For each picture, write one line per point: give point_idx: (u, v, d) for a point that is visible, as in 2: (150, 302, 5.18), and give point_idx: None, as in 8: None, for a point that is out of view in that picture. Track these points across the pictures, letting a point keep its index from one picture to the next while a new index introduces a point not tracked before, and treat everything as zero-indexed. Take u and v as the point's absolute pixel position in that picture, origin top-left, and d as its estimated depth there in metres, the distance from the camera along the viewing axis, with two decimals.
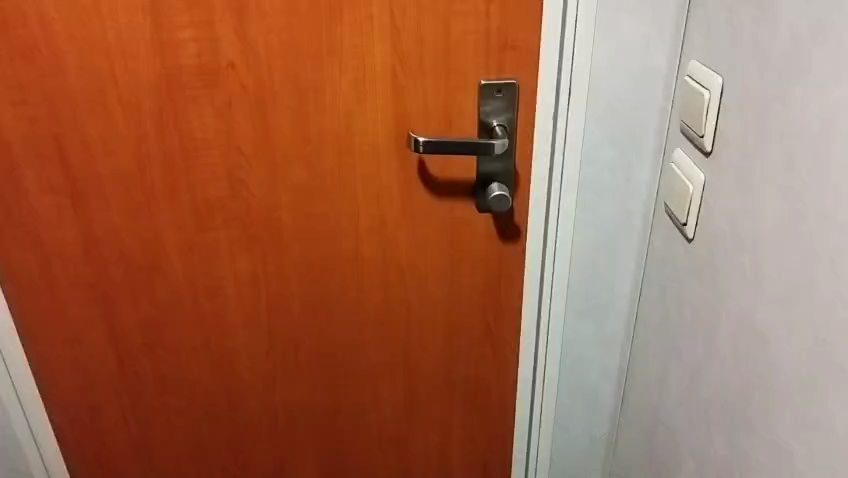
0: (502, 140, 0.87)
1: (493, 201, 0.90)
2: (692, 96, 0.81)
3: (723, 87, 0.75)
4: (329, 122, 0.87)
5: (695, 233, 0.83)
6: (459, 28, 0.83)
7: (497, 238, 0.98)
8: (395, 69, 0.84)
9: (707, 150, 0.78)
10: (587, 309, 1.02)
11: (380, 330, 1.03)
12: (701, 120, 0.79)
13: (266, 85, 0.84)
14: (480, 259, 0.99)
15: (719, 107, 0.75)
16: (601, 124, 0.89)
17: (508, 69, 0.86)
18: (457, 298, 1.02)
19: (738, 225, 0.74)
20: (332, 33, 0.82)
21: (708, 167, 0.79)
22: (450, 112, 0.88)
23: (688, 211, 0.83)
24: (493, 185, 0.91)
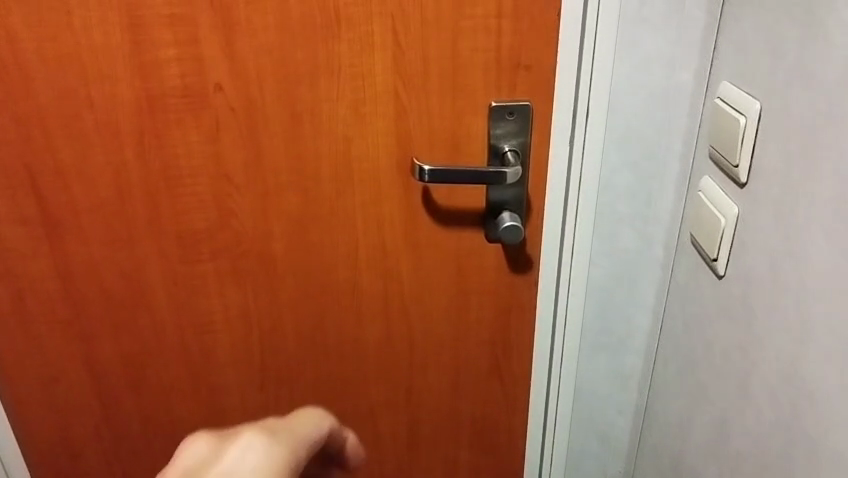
0: (514, 168, 0.79)
1: (503, 232, 0.83)
2: (725, 121, 0.73)
3: (761, 112, 0.68)
4: (325, 147, 0.80)
5: (726, 270, 0.76)
6: (468, 45, 0.75)
7: (507, 270, 0.90)
8: (398, 90, 0.77)
9: (742, 181, 0.72)
10: (603, 342, 0.96)
11: (379, 363, 0.95)
12: (735, 148, 0.72)
13: (256, 108, 0.77)
14: (489, 293, 0.91)
15: (756, 135, 0.69)
16: (621, 150, 0.82)
17: (521, 89, 0.79)
18: (463, 334, 0.94)
19: (780, 263, 0.66)
20: (329, 51, 0.75)
21: (743, 198, 0.72)
22: (458, 137, 0.80)
23: (719, 246, 0.76)
24: (504, 214, 0.84)
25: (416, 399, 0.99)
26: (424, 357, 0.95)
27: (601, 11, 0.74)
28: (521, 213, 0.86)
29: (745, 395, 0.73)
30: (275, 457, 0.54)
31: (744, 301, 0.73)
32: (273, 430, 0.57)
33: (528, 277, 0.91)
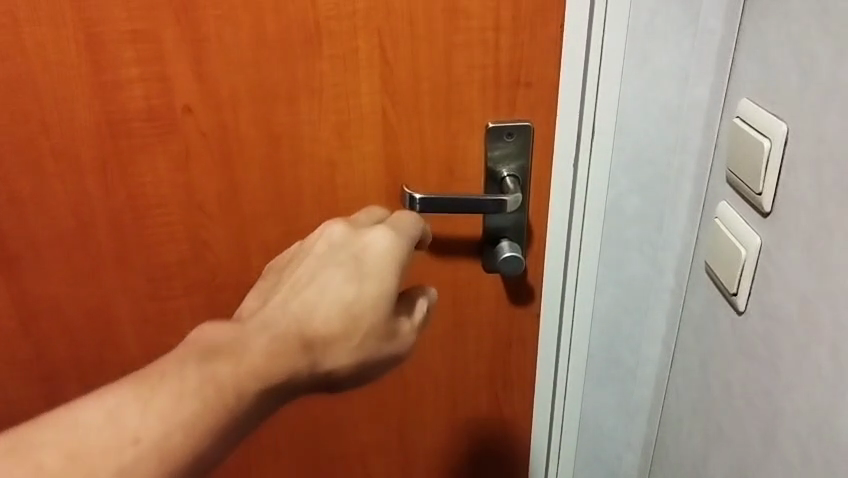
0: (514, 195, 0.73)
1: (501, 263, 0.77)
2: (747, 143, 0.66)
3: (787, 135, 0.61)
4: (307, 174, 0.73)
5: (747, 305, 0.69)
6: (463, 62, 0.68)
7: (507, 302, 0.83)
8: (386, 111, 0.70)
9: (765, 210, 0.65)
10: (610, 374, 0.90)
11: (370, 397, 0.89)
12: (758, 174, 0.65)
13: (230, 131, 0.70)
14: (487, 325, 0.84)
15: (782, 160, 0.62)
16: (629, 172, 0.77)
17: (522, 109, 0.71)
18: (460, 369, 0.87)
19: (809, 303, 0.59)
20: (308, 69, 0.68)
21: (766, 229, 0.66)
22: (453, 161, 0.74)
23: (739, 279, 0.70)
24: (503, 243, 0.77)
25: (410, 436, 0.93)
26: (418, 392, 0.89)
27: (606, 29, 0.69)
28: (521, 241, 0.78)
29: (770, 443, 0.67)
30: (401, 246, 0.65)
31: (767, 343, 0.66)
32: (394, 225, 0.68)
33: (529, 308, 0.84)
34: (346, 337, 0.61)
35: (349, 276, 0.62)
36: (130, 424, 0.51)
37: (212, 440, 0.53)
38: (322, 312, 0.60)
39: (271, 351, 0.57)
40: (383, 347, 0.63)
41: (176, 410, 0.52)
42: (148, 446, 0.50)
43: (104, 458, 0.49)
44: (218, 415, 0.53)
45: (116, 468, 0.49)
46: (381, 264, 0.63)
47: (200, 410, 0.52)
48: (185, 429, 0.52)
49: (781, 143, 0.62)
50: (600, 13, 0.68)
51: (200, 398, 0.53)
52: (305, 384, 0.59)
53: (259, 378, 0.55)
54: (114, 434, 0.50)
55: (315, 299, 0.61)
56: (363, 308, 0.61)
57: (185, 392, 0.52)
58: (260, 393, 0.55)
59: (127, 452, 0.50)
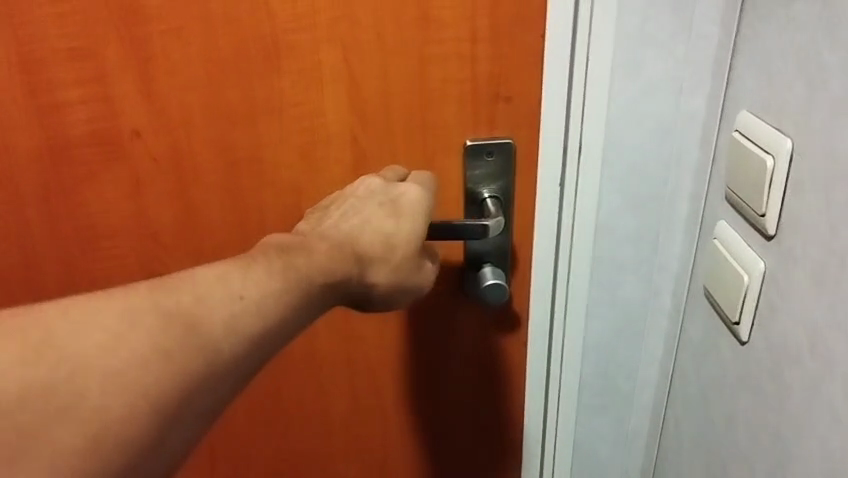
0: (495, 219, 0.67)
1: (484, 290, 0.70)
2: (748, 160, 0.61)
3: (792, 152, 0.56)
4: (271, 200, 0.67)
5: (750, 336, 0.64)
6: (436, 76, 0.62)
7: (491, 330, 0.77)
8: (354, 132, 0.64)
9: (769, 233, 0.60)
10: (605, 401, 0.84)
11: (346, 434, 0.83)
12: (760, 194, 0.59)
13: (184, 156, 0.64)
14: (472, 355, 0.79)
15: (787, 179, 0.57)
16: (621, 189, 0.72)
17: (502, 125, 0.65)
18: (443, 401, 0.82)
19: (818, 337, 0.54)
20: (267, 87, 0.62)
21: (771, 254, 0.60)
22: None
23: (741, 307, 0.64)
24: (485, 269, 0.71)
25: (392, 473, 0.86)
26: (399, 426, 0.83)
27: (592, 41, 0.64)
28: (504, 266, 0.72)
29: None
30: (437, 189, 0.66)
31: (774, 377, 0.60)
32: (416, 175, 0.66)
33: (516, 337, 0.78)
34: (389, 255, 0.59)
35: (391, 210, 0.61)
36: (231, 284, 0.48)
37: (284, 323, 0.50)
38: (375, 224, 0.60)
39: (331, 251, 0.55)
40: (413, 278, 0.61)
41: (269, 279, 0.49)
42: (250, 304, 0.48)
43: (213, 306, 0.46)
44: (298, 295, 0.51)
45: (226, 317, 0.47)
46: (417, 198, 0.62)
47: (285, 287, 0.50)
48: (275, 298, 0.49)
49: (785, 160, 0.56)
50: (585, 21, 0.63)
51: (284, 277, 0.51)
52: (345, 295, 0.57)
53: (324, 274, 0.53)
54: (217, 291, 0.47)
55: (365, 216, 0.60)
56: (405, 232, 0.60)
57: (271, 269, 0.50)
58: (323, 289, 0.53)
59: (235, 309, 0.47)
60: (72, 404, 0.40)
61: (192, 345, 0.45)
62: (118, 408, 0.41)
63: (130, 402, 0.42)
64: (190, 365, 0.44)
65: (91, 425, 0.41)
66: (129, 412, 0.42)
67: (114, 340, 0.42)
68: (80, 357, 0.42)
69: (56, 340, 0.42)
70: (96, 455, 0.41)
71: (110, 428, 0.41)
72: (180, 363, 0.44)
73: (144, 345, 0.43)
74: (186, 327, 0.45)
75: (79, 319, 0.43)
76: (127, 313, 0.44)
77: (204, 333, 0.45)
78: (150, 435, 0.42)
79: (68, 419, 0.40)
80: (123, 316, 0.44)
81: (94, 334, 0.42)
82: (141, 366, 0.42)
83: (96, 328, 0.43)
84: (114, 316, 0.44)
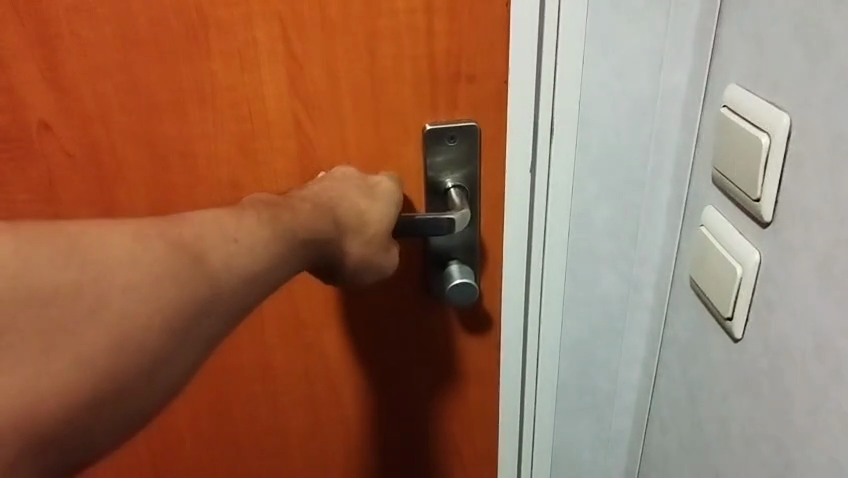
0: (461, 211, 0.59)
1: (450, 290, 0.63)
2: (739, 139, 0.55)
3: (791, 129, 0.50)
4: (206, 199, 0.59)
5: (744, 333, 0.58)
6: (389, 54, 0.55)
7: (460, 332, 0.70)
8: (299, 118, 0.57)
9: (766, 220, 0.54)
10: (585, 401, 0.78)
11: (305, 453, 0.76)
12: (755, 177, 0.53)
13: (103, 151, 0.56)
14: (441, 361, 0.71)
15: (785, 159, 0.51)
16: (598, 176, 0.66)
17: (464, 107, 0.58)
18: (410, 413, 0.74)
19: (824, 340, 0.49)
20: (193, 71, 0.54)
21: (767, 244, 0.54)
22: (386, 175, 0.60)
23: (734, 301, 0.58)
24: (452, 267, 0.63)
25: None
26: (364, 442, 0.75)
27: (562, 11, 0.58)
28: (472, 263, 0.65)
29: None
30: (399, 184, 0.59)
31: (773, 379, 0.55)
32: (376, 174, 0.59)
33: (487, 338, 0.70)
34: (364, 225, 0.54)
35: (361, 187, 0.55)
36: (228, 226, 0.44)
37: (268, 276, 0.45)
38: (354, 193, 0.54)
39: (312, 210, 0.50)
40: (385, 258, 0.55)
41: (259, 226, 0.45)
42: (247, 247, 0.43)
43: (213, 245, 0.42)
44: (283, 247, 0.46)
45: (226, 258, 0.42)
46: (390, 185, 0.57)
47: (274, 236, 0.46)
48: (268, 243, 0.45)
49: (781, 138, 0.50)
50: None
51: (271, 226, 0.46)
52: (316, 262, 0.51)
53: (304, 230, 0.48)
54: (215, 230, 0.43)
55: (344, 183, 0.55)
56: (380, 209, 0.55)
57: (261, 218, 0.46)
58: (301, 245, 0.48)
59: (231, 249, 0.43)
60: (99, 307, 0.37)
61: (201, 274, 0.41)
62: (142, 319, 0.38)
63: (151, 312, 0.38)
64: (196, 295, 0.40)
65: (117, 327, 0.38)
66: (149, 322, 0.38)
67: (134, 255, 0.39)
68: (103, 265, 0.38)
69: (81, 245, 0.38)
70: (119, 360, 0.38)
71: (134, 335, 0.38)
72: (191, 289, 0.40)
73: (162, 264, 0.39)
74: (193, 256, 0.41)
75: (98, 228, 0.39)
76: (139, 235, 0.40)
77: (211, 265, 0.41)
78: (166, 350, 0.39)
79: (94, 319, 0.37)
80: (139, 232, 0.40)
81: (115, 244, 0.39)
82: (156, 282, 0.39)
83: (115, 239, 0.39)
84: (131, 231, 0.40)
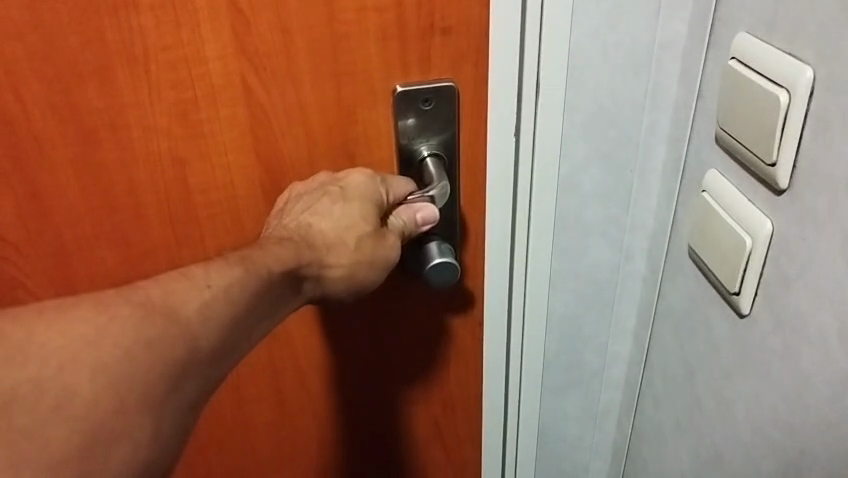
0: (442, 184, 0.53)
1: (430, 270, 0.56)
2: (752, 95, 0.49)
3: (815, 82, 0.44)
4: (145, 177, 0.51)
5: (752, 308, 0.53)
6: (351, 5, 0.46)
7: (442, 314, 0.64)
8: (248, 85, 0.48)
9: (781, 186, 0.48)
10: (573, 377, 0.73)
11: (273, 447, 0.69)
12: (770, 139, 0.47)
13: (19, 124, 0.48)
14: (417, 341, 0.65)
15: (807, 116, 0.45)
16: (588, 138, 0.60)
17: (440, 66, 0.50)
18: (388, 399, 0.68)
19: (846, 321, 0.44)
20: (119, 27, 0.45)
21: (782, 211, 0.49)
22: (354, 144, 0.52)
23: (743, 276, 0.53)
24: (432, 245, 0.56)
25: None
26: (334, 431, 0.69)
27: None
28: (452, 240, 0.58)
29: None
30: (388, 182, 0.52)
31: (787, 362, 0.50)
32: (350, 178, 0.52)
33: (470, 317, 0.65)
34: (345, 236, 0.50)
35: (334, 198, 0.50)
36: (194, 275, 0.41)
37: (250, 317, 0.43)
38: (325, 208, 0.50)
39: (276, 246, 0.47)
40: (380, 253, 0.50)
41: (228, 268, 0.43)
42: (220, 292, 0.41)
43: (181, 297, 0.39)
44: (260, 286, 0.44)
45: (199, 306, 0.39)
46: (402, 184, 0.52)
47: (248, 275, 0.43)
48: (242, 285, 0.42)
49: (802, 93, 0.45)
50: None
51: (243, 267, 0.43)
52: (306, 290, 0.49)
53: (280, 264, 0.46)
54: (181, 282, 0.40)
55: (315, 198, 0.50)
56: (358, 211, 0.50)
57: (230, 262, 0.43)
58: (283, 280, 0.46)
59: (200, 297, 0.40)
60: (64, 401, 0.32)
61: (177, 330, 0.37)
62: (114, 403, 0.33)
63: (128, 389, 0.34)
64: (173, 349, 0.37)
65: (85, 421, 0.33)
66: (124, 401, 0.34)
67: (96, 330, 0.35)
68: (64, 348, 0.34)
69: (37, 337, 0.34)
70: (95, 458, 0.32)
71: (108, 423, 0.33)
72: (164, 349, 0.36)
73: (129, 330, 0.35)
74: (165, 313, 0.38)
75: (58, 312, 0.35)
76: (102, 305, 0.36)
77: (183, 317, 0.38)
78: (148, 433, 0.35)
79: (60, 416, 0.32)
80: (99, 305, 0.36)
81: (78, 324, 0.35)
82: (129, 352, 0.35)
83: (73, 320, 0.35)
84: (91, 306, 0.36)
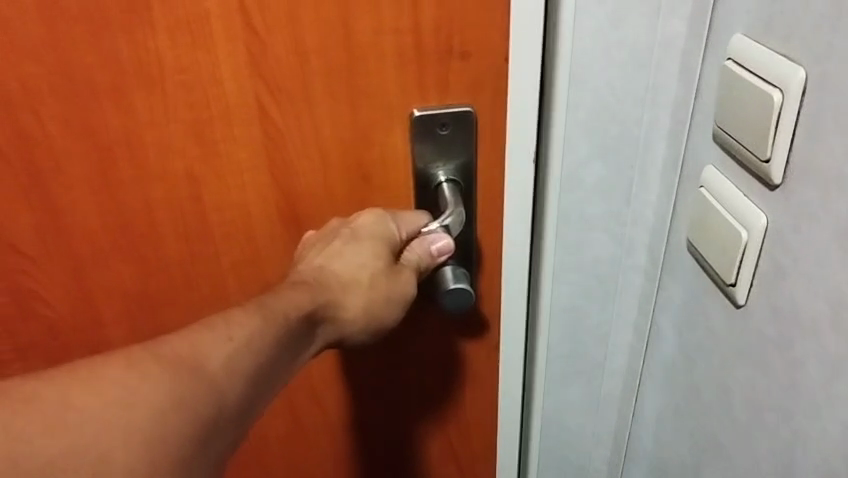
0: (457, 211, 0.52)
1: (445, 297, 0.53)
2: (748, 95, 0.50)
3: (806, 82, 0.45)
4: (161, 194, 0.51)
5: (748, 299, 0.55)
6: (366, 28, 0.46)
7: (456, 338, 0.62)
8: (263, 105, 0.48)
9: (775, 182, 0.50)
10: (576, 367, 0.76)
11: (287, 462, 0.68)
12: (764, 138, 0.49)
13: (39, 143, 0.48)
14: (432, 365, 0.63)
15: (798, 115, 0.47)
16: (588, 135, 0.61)
17: (457, 89, 0.49)
18: (400, 417, 0.66)
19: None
20: (137, 48, 0.45)
21: (776, 206, 0.51)
22: (370, 166, 0.51)
23: (739, 268, 0.55)
24: (447, 269, 0.54)
25: None
26: (352, 450, 0.68)
27: None
28: (468, 265, 0.56)
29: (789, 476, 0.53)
30: (400, 219, 0.52)
31: (785, 360, 0.52)
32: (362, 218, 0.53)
33: (485, 341, 0.62)
34: (359, 274, 0.51)
35: (346, 239, 0.50)
36: (217, 326, 0.41)
37: (272, 363, 0.43)
38: (338, 249, 0.50)
39: (292, 289, 0.48)
40: (396, 289, 0.52)
41: (249, 317, 0.42)
42: (243, 343, 0.41)
43: (208, 350, 0.39)
44: (279, 332, 0.44)
45: (225, 358, 0.39)
46: (415, 218, 0.52)
47: (266, 321, 0.43)
48: (262, 331, 0.42)
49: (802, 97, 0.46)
50: None
51: (262, 314, 0.43)
52: (324, 332, 0.50)
53: (296, 308, 0.46)
54: (205, 334, 0.40)
55: (326, 242, 0.51)
56: (371, 249, 0.50)
57: (250, 309, 0.43)
58: (301, 326, 0.46)
59: (224, 348, 0.39)
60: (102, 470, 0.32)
61: (206, 387, 0.37)
62: (150, 468, 0.33)
63: (164, 453, 0.34)
64: (204, 406, 0.36)
65: None
66: (158, 466, 0.33)
67: (129, 392, 0.34)
68: (98, 413, 0.33)
69: (71, 400, 0.33)
70: None
71: None
72: (195, 407, 0.36)
73: (161, 390, 0.35)
74: (193, 369, 0.37)
75: (87, 370, 0.35)
76: (131, 362, 0.36)
77: (210, 373, 0.38)
78: None
79: None
80: (129, 360, 0.36)
81: (110, 384, 0.34)
82: (161, 414, 0.34)
83: (105, 379, 0.34)
84: (121, 363, 0.35)
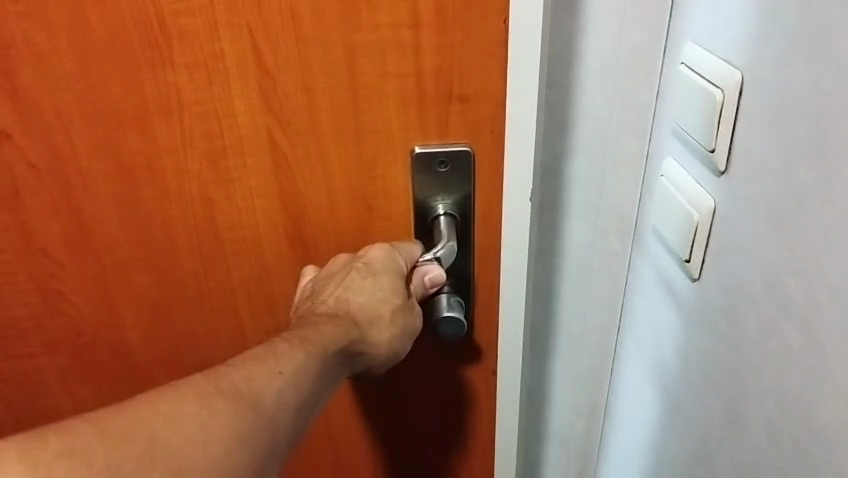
0: (449, 242, 0.54)
1: (440, 325, 0.56)
2: (696, 96, 0.54)
3: (742, 83, 0.49)
4: (179, 213, 0.55)
5: (701, 273, 0.57)
6: (371, 70, 0.48)
7: (454, 361, 0.64)
8: (273, 137, 0.51)
9: (720, 169, 0.53)
10: (563, 354, 0.79)
11: (290, 463, 0.71)
12: (708, 130, 0.53)
13: (68, 163, 0.52)
14: (431, 385, 0.65)
15: (737, 112, 0.50)
16: (566, 131, 0.66)
17: (458, 129, 0.51)
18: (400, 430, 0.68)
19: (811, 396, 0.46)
20: (159, 83, 0.48)
21: (723, 191, 0.54)
22: (373, 196, 0.54)
23: (692, 245, 0.57)
24: (444, 297, 0.57)
25: None
26: (353, 456, 0.71)
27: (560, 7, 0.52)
28: (464, 293, 0.58)
29: None
30: (402, 251, 0.55)
31: (749, 400, 0.53)
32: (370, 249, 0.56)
33: (483, 365, 0.64)
34: (379, 308, 0.54)
35: (363, 274, 0.54)
36: (267, 361, 0.46)
37: (314, 394, 0.48)
38: (358, 284, 0.54)
39: (326, 325, 0.52)
40: (410, 321, 0.55)
41: (294, 353, 0.47)
42: (290, 377, 0.46)
43: (262, 384, 0.44)
44: (320, 366, 0.48)
45: (276, 392, 0.44)
46: (411, 249, 0.55)
47: (309, 357, 0.48)
48: (306, 366, 0.47)
49: (748, 107, 0.49)
50: None
51: (305, 349, 0.48)
52: (354, 364, 0.54)
53: (334, 343, 0.51)
54: (258, 369, 0.45)
55: (343, 275, 0.54)
56: (388, 284, 0.54)
57: (295, 346, 0.48)
58: (337, 358, 0.51)
59: (275, 382, 0.45)
60: None
61: (262, 420, 0.42)
62: None
63: None
64: (262, 440, 0.42)
65: None
66: None
67: (203, 428, 0.39)
68: (180, 446, 0.38)
69: (157, 433, 0.37)
70: None
71: None
72: (255, 441, 0.41)
73: (228, 425, 0.40)
74: (251, 403, 0.42)
75: (166, 405, 0.39)
76: (201, 399, 0.41)
77: (265, 407, 0.43)
78: None
79: None
80: (199, 398, 0.41)
81: (188, 419, 0.39)
82: (230, 449, 0.39)
83: (183, 415, 0.39)
84: (191, 399, 0.40)
